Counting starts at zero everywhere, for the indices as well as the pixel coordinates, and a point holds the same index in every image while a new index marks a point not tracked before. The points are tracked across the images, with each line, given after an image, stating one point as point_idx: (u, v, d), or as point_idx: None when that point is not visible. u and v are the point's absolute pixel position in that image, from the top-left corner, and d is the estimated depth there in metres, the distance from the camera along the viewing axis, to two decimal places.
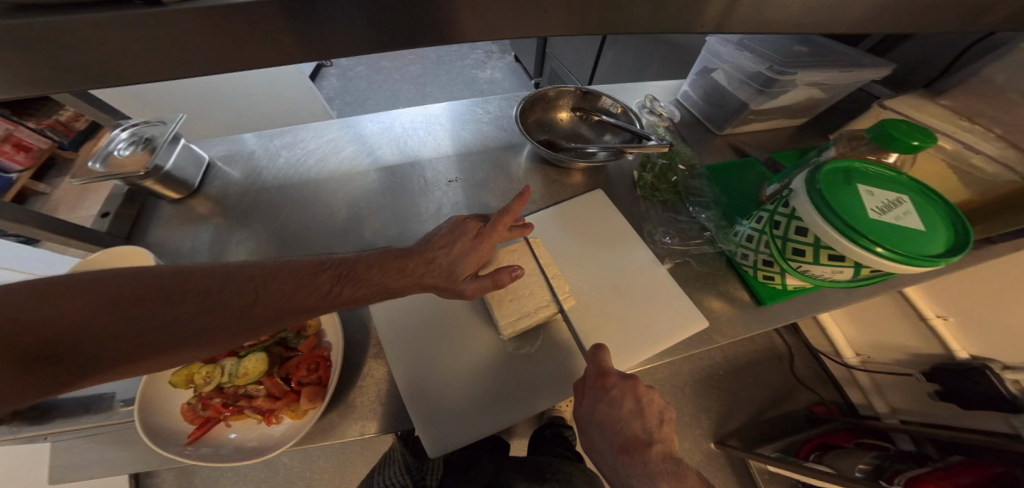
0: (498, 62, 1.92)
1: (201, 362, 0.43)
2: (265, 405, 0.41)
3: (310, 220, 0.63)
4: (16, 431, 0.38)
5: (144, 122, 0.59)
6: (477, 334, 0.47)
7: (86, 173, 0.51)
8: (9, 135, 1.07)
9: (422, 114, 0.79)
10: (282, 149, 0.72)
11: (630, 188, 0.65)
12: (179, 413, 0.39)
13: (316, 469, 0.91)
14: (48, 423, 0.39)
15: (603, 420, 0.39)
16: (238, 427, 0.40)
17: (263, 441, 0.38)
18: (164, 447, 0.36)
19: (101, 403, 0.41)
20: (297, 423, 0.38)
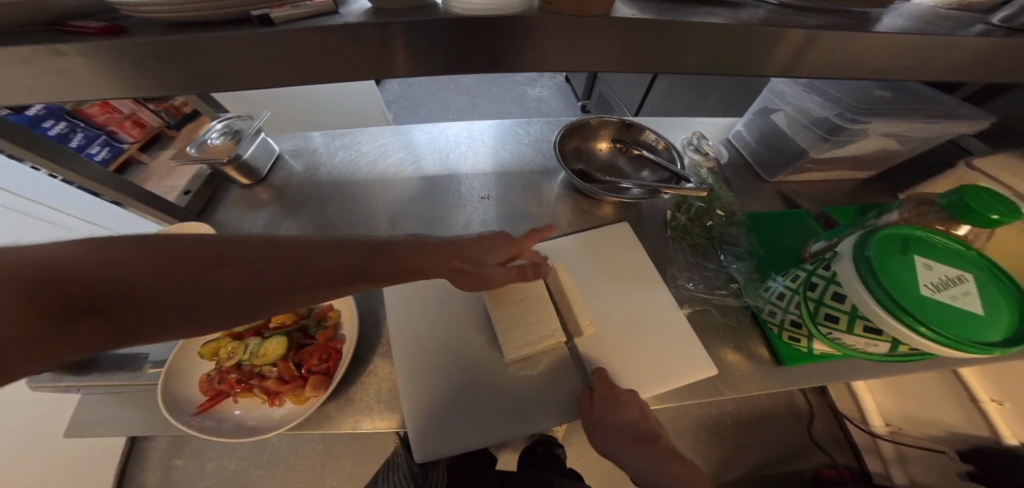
0: (547, 81, 1.96)
1: (230, 338, 0.49)
2: (273, 387, 0.44)
3: (351, 217, 0.68)
4: (56, 380, 0.44)
5: (235, 116, 0.69)
6: (477, 350, 0.48)
7: (189, 154, 0.61)
8: (132, 114, 1.29)
9: (468, 129, 0.83)
10: (339, 149, 0.79)
11: (662, 227, 0.63)
12: (196, 383, 0.44)
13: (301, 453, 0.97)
14: (88, 375, 0.45)
15: (617, 420, 0.41)
16: (243, 404, 0.44)
17: (263, 422, 0.42)
18: (176, 415, 0.40)
19: (134, 363, 0.47)
20: (297, 409, 0.42)
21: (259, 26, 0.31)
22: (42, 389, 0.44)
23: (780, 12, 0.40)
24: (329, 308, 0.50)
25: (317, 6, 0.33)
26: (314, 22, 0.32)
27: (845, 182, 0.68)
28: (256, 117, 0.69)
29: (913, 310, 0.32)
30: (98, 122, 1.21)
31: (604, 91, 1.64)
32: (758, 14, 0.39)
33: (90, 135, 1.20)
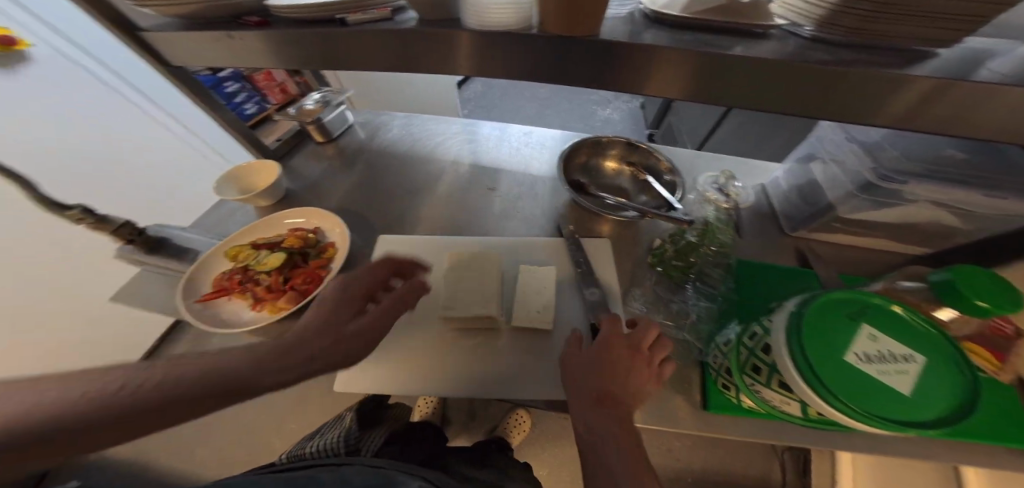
0: (621, 104, 1.95)
1: (247, 247, 0.57)
2: (259, 294, 0.53)
3: (381, 181, 0.80)
4: (135, 254, 0.58)
5: (331, 90, 0.86)
6: (425, 310, 0.56)
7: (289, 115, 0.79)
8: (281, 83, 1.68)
9: (506, 134, 0.90)
10: (395, 126, 0.93)
11: (646, 253, 0.61)
12: (212, 279, 0.55)
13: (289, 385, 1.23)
14: (159, 256, 0.58)
15: (603, 365, 0.40)
16: (233, 302, 0.53)
17: (243, 319, 0.52)
18: (184, 297, 0.51)
19: (188, 256, 0.60)
20: (272, 314, 0.51)
21: (340, 26, 0.47)
22: (121, 257, 0.58)
23: (807, 49, 0.34)
24: (329, 245, 0.59)
25: (376, 15, 0.47)
26: (370, 26, 0.46)
27: (888, 258, 0.57)
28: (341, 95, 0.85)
29: (826, 376, 0.32)
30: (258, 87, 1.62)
31: (675, 121, 1.57)
32: (785, 48, 0.34)
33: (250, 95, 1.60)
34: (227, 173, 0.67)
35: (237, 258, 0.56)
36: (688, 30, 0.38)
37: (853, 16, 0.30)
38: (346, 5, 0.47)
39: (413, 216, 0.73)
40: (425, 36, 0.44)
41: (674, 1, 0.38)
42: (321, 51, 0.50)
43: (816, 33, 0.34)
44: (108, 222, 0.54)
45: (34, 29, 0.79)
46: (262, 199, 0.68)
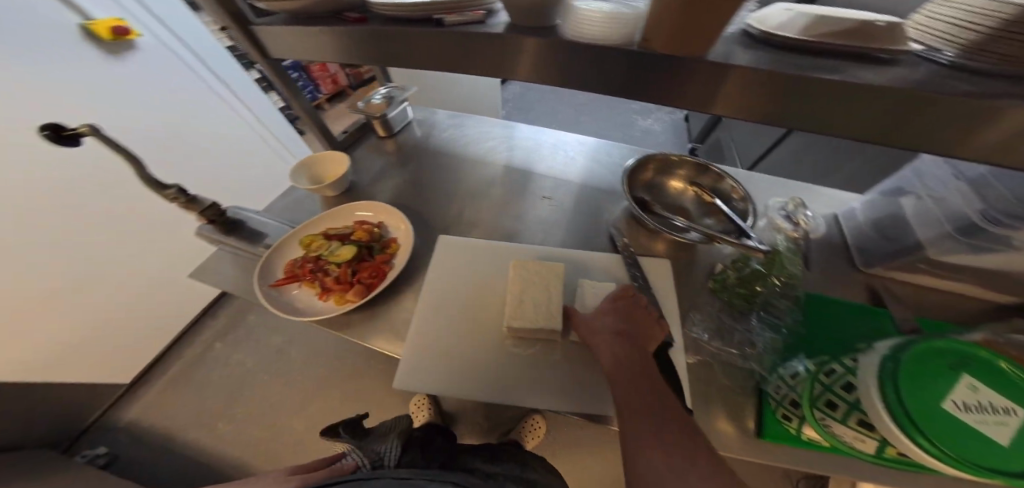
0: (663, 115, 1.92)
1: (317, 237, 0.59)
2: (326, 284, 0.55)
3: (438, 181, 0.81)
4: (214, 234, 0.62)
5: (396, 85, 0.85)
6: (483, 314, 0.56)
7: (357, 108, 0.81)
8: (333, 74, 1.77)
9: (561, 142, 0.90)
10: (451, 126, 0.94)
11: (706, 277, 0.60)
12: (281, 265, 0.57)
13: (323, 369, 1.36)
14: (234, 239, 0.62)
15: (613, 318, 0.48)
16: (301, 289, 0.56)
17: (310, 307, 0.54)
18: (260, 280, 0.54)
19: (258, 240, 0.64)
20: (339, 305, 0.53)
21: (435, 26, 0.48)
22: (201, 236, 0.62)
23: (944, 76, 0.32)
24: (392, 240, 0.61)
25: (471, 17, 0.47)
26: (467, 28, 0.46)
27: (974, 308, 0.53)
28: (405, 91, 0.84)
29: (915, 418, 0.31)
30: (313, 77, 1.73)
31: (722, 137, 1.53)
32: (914, 75, 0.32)
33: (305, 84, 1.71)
34: (302, 161, 0.70)
35: (309, 247, 0.58)
36: (797, 52, 0.36)
37: (1017, 44, 0.28)
38: (443, 4, 0.46)
39: (469, 219, 0.74)
40: (524, 44, 0.44)
41: (789, 24, 0.36)
42: (411, 51, 0.51)
43: (957, 59, 0.32)
44: (197, 202, 0.59)
45: (145, 23, 1.00)
46: (329, 190, 0.70)
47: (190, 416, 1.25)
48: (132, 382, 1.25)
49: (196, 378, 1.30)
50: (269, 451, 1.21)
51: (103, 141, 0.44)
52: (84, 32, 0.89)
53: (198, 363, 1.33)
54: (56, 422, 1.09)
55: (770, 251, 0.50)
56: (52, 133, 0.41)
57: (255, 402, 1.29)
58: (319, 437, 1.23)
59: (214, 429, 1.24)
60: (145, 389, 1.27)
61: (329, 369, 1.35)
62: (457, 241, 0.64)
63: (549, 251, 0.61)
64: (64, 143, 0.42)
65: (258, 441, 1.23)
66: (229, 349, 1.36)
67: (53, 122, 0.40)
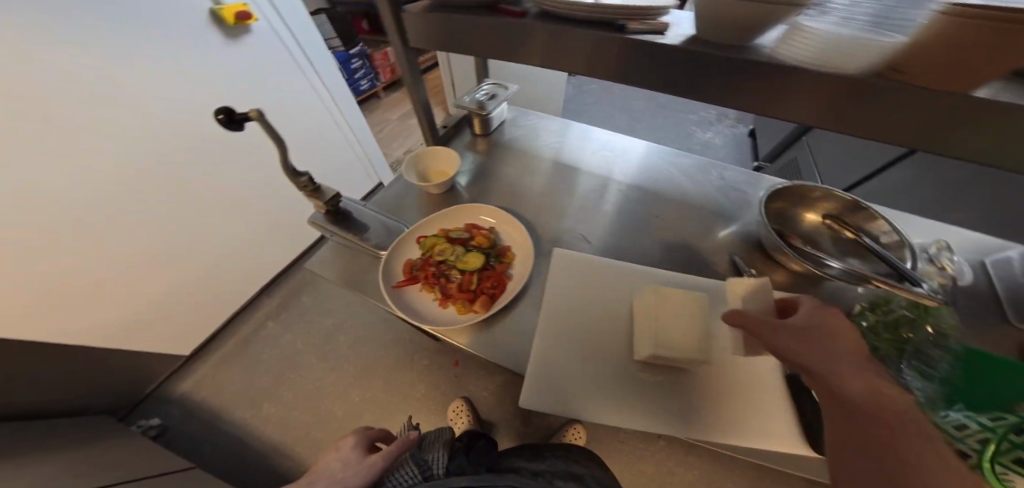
0: (724, 128, 1.88)
1: (437, 240, 0.58)
2: (447, 291, 0.54)
3: (541, 188, 0.75)
4: (325, 224, 0.62)
5: (496, 82, 0.81)
6: (606, 333, 0.53)
7: (461, 103, 0.78)
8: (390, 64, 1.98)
9: (675, 155, 0.81)
10: (546, 128, 0.87)
11: (842, 316, 0.57)
12: (400, 265, 0.56)
13: (369, 354, 1.36)
14: (343, 230, 0.62)
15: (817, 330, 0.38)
16: (418, 293, 0.55)
17: (433, 313, 0.53)
18: (385, 280, 0.53)
19: (361, 233, 0.62)
20: (462, 315, 0.52)
21: (615, 31, 0.43)
22: (314, 224, 0.62)
23: None
24: (508, 249, 0.59)
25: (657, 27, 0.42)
26: (650, 39, 0.41)
27: None
28: (507, 90, 0.80)
29: None
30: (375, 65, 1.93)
31: (798, 156, 1.47)
32: None
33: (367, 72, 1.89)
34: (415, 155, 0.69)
35: (428, 247, 0.57)
36: None
37: None
38: (630, 10, 0.42)
39: (579, 234, 0.68)
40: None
41: None
42: (569, 58, 0.48)
43: None
44: (320, 192, 0.59)
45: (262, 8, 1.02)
46: (434, 187, 0.69)
47: (240, 391, 1.27)
48: (192, 354, 1.29)
49: (250, 354, 1.33)
50: (312, 433, 1.21)
51: (264, 127, 0.45)
52: (213, 17, 0.94)
53: (251, 340, 1.36)
54: (119, 387, 1.12)
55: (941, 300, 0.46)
56: (225, 117, 0.42)
57: (302, 383, 1.30)
58: (362, 424, 1.23)
59: (260, 407, 1.25)
60: (202, 360, 1.31)
61: (375, 358, 1.35)
62: (579, 257, 0.61)
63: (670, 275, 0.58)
64: (234, 128, 0.43)
65: (302, 422, 1.23)
66: (281, 328, 1.39)
67: (227, 106, 0.42)
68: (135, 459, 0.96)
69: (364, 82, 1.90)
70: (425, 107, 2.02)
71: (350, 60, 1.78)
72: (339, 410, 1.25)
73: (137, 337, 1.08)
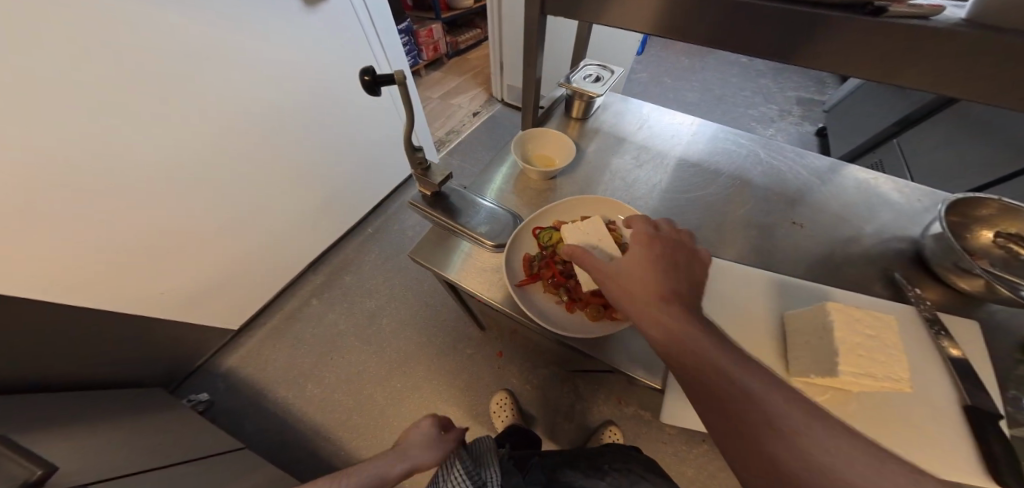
0: (787, 126, 1.78)
1: (555, 237, 0.51)
2: (575, 293, 0.48)
3: (656, 182, 0.68)
4: (428, 208, 0.57)
5: (600, 63, 0.74)
6: (750, 348, 0.48)
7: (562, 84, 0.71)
8: (435, 41, 1.89)
9: (804, 153, 0.73)
10: (648, 116, 0.79)
11: (1014, 345, 0.50)
12: (519, 261, 0.51)
13: (411, 339, 1.32)
14: (445, 215, 0.56)
15: (629, 280, 0.36)
16: (540, 294, 0.49)
17: (561, 318, 0.47)
18: (509, 279, 0.48)
19: (463, 219, 0.56)
20: (593, 322, 0.46)
21: (870, 16, 0.41)
22: (417, 208, 0.57)
23: None
24: None
25: (928, 11, 0.39)
26: (916, 23, 0.40)
27: None
28: (613, 73, 0.72)
29: None
30: (419, 42, 1.84)
31: (885, 159, 1.38)
32: None
33: (412, 48, 1.81)
34: (522, 135, 0.68)
35: (549, 242, 0.51)
36: None
37: None
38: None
39: (702, 235, 0.61)
40: (981, 39, 0.38)
41: None
42: None
43: None
44: (428, 171, 0.54)
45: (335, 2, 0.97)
46: (537, 173, 0.64)
47: (282, 369, 1.25)
48: (238, 329, 1.28)
49: (293, 332, 1.31)
50: (354, 417, 1.18)
51: (401, 93, 0.40)
52: None
53: (294, 320, 1.33)
54: (171, 358, 1.12)
55: None
56: (370, 79, 0.37)
57: (343, 366, 1.26)
58: (404, 410, 1.19)
59: (302, 386, 1.23)
60: (246, 337, 1.30)
61: (416, 345, 1.31)
62: (716, 264, 0.55)
63: (827, 289, 0.52)
64: (374, 92, 0.38)
65: (344, 406, 1.20)
66: (324, 309, 1.36)
67: (371, 67, 0.37)
68: (190, 432, 0.94)
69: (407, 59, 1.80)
70: (467, 87, 1.92)
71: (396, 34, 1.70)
72: (377, 393, 1.22)
73: (190, 309, 1.06)
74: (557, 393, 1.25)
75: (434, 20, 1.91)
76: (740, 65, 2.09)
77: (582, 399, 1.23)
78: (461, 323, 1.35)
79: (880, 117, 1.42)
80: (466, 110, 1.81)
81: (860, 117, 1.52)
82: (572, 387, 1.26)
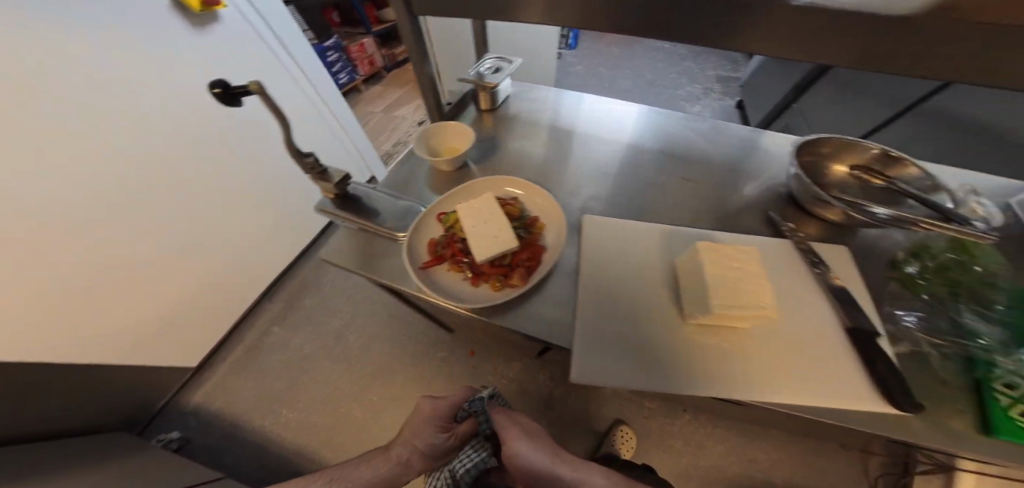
0: (712, 102, 1.87)
1: (456, 219, 0.54)
2: (477, 268, 0.51)
3: (560, 159, 0.71)
4: (335, 209, 0.58)
5: (500, 56, 0.77)
6: (646, 302, 0.51)
7: (466, 78, 0.74)
8: (369, 55, 1.93)
9: (691, 118, 0.78)
10: (552, 100, 0.83)
11: (884, 264, 0.54)
12: (424, 245, 0.53)
13: (380, 351, 1.32)
14: (353, 214, 0.57)
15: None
16: (448, 275, 0.51)
17: (467, 293, 0.49)
18: (412, 263, 0.50)
19: (372, 216, 0.58)
20: (495, 292, 0.49)
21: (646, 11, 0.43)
22: (324, 211, 0.59)
23: None
24: (536, 219, 0.56)
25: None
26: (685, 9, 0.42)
27: None
28: (511, 63, 0.76)
29: None
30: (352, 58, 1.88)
31: (792, 123, 1.47)
32: None
33: (345, 65, 1.84)
34: (425, 129, 0.70)
35: (449, 224, 0.54)
36: None
37: None
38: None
39: (604, 201, 0.65)
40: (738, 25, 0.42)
41: None
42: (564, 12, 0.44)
43: None
44: (326, 174, 0.56)
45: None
46: (444, 164, 0.66)
47: (253, 400, 1.23)
48: (199, 365, 1.26)
49: (259, 361, 1.30)
50: (333, 436, 1.17)
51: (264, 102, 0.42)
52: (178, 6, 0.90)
53: (257, 350, 1.32)
54: (131, 402, 1.10)
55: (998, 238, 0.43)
56: (222, 90, 0.38)
57: (315, 387, 1.25)
58: (384, 423, 1.18)
59: (276, 414, 1.21)
60: (209, 373, 1.27)
61: (387, 356, 1.32)
62: (614, 224, 0.58)
63: (713, 233, 0.56)
64: (231, 103, 0.40)
65: (320, 427, 1.19)
66: (288, 334, 1.35)
67: (223, 79, 0.38)
68: (155, 470, 0.93)
69: (341, 75, 1.84)
70: (410, 99, 1.95)
71: (324, 52, 1.73)
72: (351, 410, 1.21)
73: (141, 349, 1.05)
74: (534, 384, 1.27)
75: (365, 35, 1.95)
76: (665, 50, 2.19)
77: (556, 386, 1.26)
78: (427, 329, 1.36)
79: (781, 85, 1.50)
80: (410, 121, 1.84)
81: (762, 87, 1.63)
82: (546, 375, 1.28)
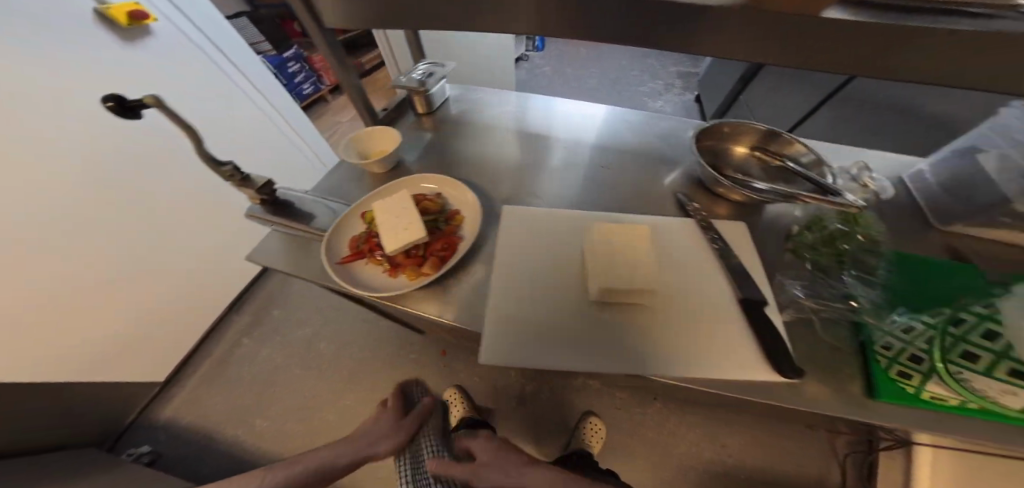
0: (673, 97, 1.93)
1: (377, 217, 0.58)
2: (394, 260, 0.55)
3: (491, 153, 0.74)
4: (263, 213, 0.61)
5: (433, 61, 0.81)
6: (556, 286, 0.54)
7: (399, 83, 0.77)
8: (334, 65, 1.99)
9: (616, 110, 0.82)
10: (489, 99, 0.86)
11: (781, 238, 0.58)
12: (346, 242, 0.57)
13: (351, 356, 1.34)
14: (280, 217, 0.60)
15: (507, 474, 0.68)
16: (368, 267, 0.55)
17: (384, 283, 0.53)
18: (330, 258, 0.53)
19: (299, 218, 0.60)
20: (410, 281, 0.53)
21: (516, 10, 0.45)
22: (252, 216, 0.61)
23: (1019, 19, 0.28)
24: (455, 213, 0.62)
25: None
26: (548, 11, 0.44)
27: None
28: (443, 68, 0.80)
29: None
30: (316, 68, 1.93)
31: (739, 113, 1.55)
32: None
33: (309, 75, 1.89)
34: (355, 134, 0.73)
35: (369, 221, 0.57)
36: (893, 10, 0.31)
37: None
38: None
39: (529, 191, 0.68)
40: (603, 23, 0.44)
41: None
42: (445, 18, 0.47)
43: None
44: (249, 181, 0.59)
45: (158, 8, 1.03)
46: (373, 166, 0.69)
47: (225, 411, 1.24)
48: (167, 379, 1.26)
49: (229, 372, 1.31)
50: (305, 442, 1.18)
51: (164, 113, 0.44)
52: (101, 17, 0.93)
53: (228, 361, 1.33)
54: (96, 418, 1.10)
55: (864, 206, 0.48)
56: (116, 104, 0.41)
57: (287, 395, 1.27)
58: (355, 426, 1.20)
59: (248, 424, 1.22)
60: (179, 386, 1.28)
61: (358, 361, 1.33)
62: (531, 213, 0.62)
63: (620, 218, 0.60)
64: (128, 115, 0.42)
65: (292, 434, 1.20)
66: (259, 344, 1.36)
67: (117, 94, 0.41)
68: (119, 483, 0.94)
69: (306, 85, 1.88)
70: None
71: (285, 64, 1.77)
72: (323, 415, 1.22)
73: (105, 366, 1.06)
74: (505, 381, 1.29)
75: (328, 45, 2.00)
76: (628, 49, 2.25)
77: (525, 381, 1.28)
78: (397, 332, 1.38)
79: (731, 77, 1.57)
80: None
81: (715, 81, 1.71)
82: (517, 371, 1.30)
